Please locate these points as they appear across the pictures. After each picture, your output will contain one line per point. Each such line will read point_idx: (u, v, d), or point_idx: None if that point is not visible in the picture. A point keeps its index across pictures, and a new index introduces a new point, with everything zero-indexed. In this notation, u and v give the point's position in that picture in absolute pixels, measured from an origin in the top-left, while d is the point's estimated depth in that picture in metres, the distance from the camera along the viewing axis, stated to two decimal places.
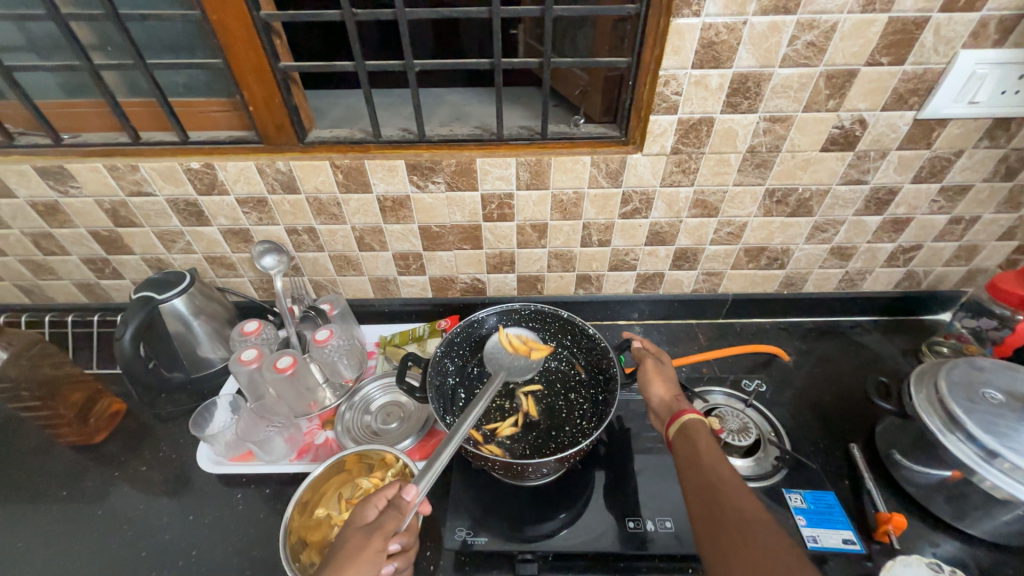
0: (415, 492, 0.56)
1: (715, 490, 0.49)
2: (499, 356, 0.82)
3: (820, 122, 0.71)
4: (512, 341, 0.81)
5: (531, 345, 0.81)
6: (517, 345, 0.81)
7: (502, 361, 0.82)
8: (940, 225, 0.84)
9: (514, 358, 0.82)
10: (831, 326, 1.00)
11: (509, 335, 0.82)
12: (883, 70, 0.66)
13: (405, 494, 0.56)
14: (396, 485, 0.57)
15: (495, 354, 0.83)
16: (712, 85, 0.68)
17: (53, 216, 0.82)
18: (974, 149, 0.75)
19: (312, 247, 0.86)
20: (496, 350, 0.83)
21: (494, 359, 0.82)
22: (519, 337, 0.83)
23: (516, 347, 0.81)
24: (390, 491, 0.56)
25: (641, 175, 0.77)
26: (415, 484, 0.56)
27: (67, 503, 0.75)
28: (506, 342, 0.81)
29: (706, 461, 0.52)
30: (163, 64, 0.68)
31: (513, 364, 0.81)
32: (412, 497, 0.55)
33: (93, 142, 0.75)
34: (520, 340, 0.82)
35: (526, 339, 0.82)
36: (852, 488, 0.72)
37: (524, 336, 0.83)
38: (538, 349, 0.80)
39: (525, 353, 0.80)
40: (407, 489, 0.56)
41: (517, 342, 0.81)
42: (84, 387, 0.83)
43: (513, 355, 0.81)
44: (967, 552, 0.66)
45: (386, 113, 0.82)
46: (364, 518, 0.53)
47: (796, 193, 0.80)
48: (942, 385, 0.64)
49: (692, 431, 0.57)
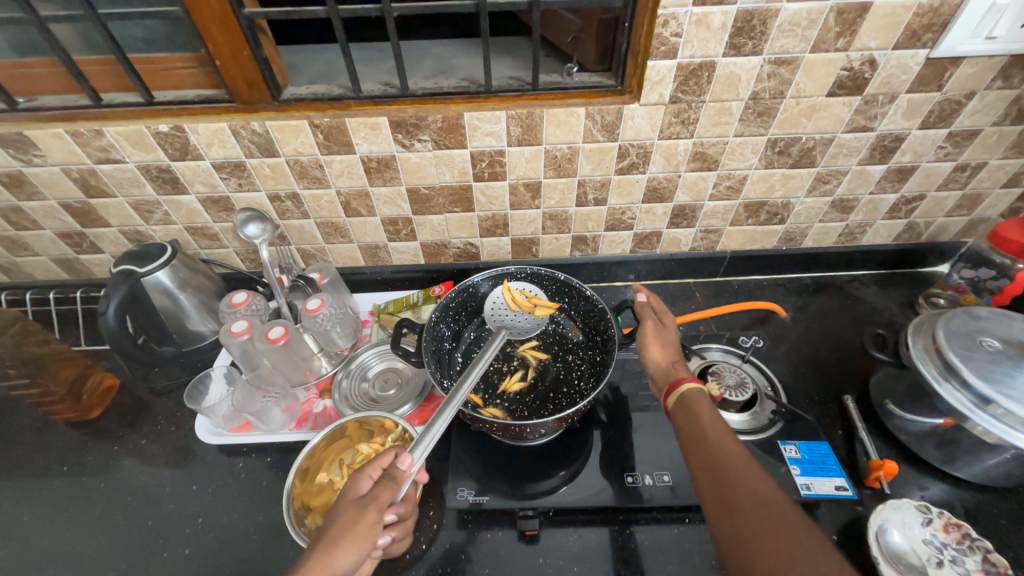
0: (410, 461, 0.55)
1: (724, 468, 0.49)
2: (502, 312, 0.82)
3: (828, 63, 0.67)
4: (516, 298, 0.81)
5: (535, 302, 0.81)
6: (521, 302, 0.81)
7: (506, 318, 0.81)
8: (945, 173, 0.82)
9: (518, 315, 0.81)
10: (829, 281, 0.99)
11: (513, 290, 0.82)
12: (897, 4, 0.62)
13: (399, 463, 0.55)
14: (391, 454, 0.57)
15: (497, 310, 0.82)
16: (714, 25, 0.63)
17: (20, 188, 0.77)
18: (986, 91, 0.71)
19: (297, 214, 0.83)
20: (498, 305, 0.82)
21: (496, 316, 0.82)
22: (524, 293, 0.82)
23: (520, 304, 0.81)
24: (385, 461, 0.56)
25: (638, 126, 0.73)
26: (410, 453, 0.56)
27: (70, 477, 0.75)
28: (509, 299, 0.81)
29: (711, 436, 0.52)
30: (116, 15, 0.62)
31: (517, 321, 0.81)
32: (408, 466, 0.55)
33: (51, 106, 0.69)
34: (524, 296, 0.81)
35: (530, 296, 0.82)
36: (845, 438, 0.74)
37: (528, 291, 0.82)
38: (543, 307, 0.81)
39: (530, 310, 0.81)
40: (402, 458, 0.55)
41: (521, 299, 0.81)
42: (75, 365, 0.85)
43: (516, 312, 0.81)
44: (954, 494, 0.68)
45: (366, 67, 0.77)
46: (358, 490, 0.53)
47: (799, 142, 0.76)
48: (940, 334, 0.64)
49: (691, 401, 0.57)
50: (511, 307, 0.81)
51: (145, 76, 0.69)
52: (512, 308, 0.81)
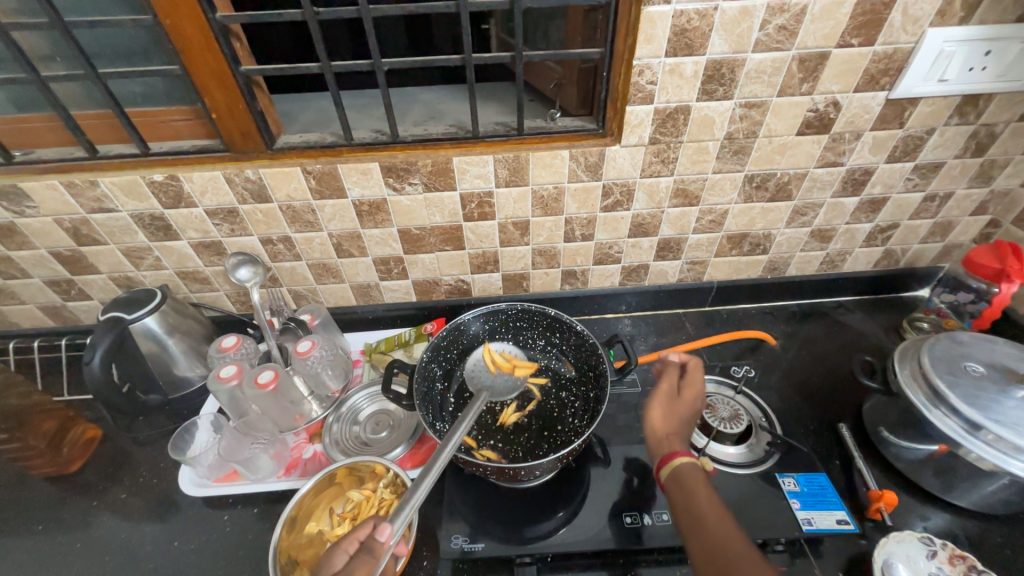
0: (389, 532, 0.51)
1: (723, 554, 0.48)
2: (480, 374, 0.80)
3: (795, 105, 0.71)
4: (496, 359, 0.79)
5: (515, 363, 0.79)
6: (502, 363, 0.79)
7: (485, 381, 0.79)
8: (915, 203, 0.85)
9: (498, 376, 0.79)
10: (815, 308, 1.01)
11: (493, 352, 0.80)
12: (854, 52, 0.66)
13: (379, 535, 0.51)
14: (369, 526, 0.55)
15: (476, 373, 0.80)
16: (686, 73, 0.67)
17: (10, 238, 0.77)
18: (945, 127, 0.76)
19: (288, 256, 0.83)
20: (478, 368, 0.81)
21: (475, 378, 0.79)
22: (503, 355, 0.81)
23: (501, 365, 0.79)
24: (362, 533, 0.54)
25: (620, 167, 0.76)
26: (390, 523, 0.52)
27: (44, 537, 0.71)
28: (490, 359, 0.79)
29: (708, 517, 0.51)
30: (116, 73, 0.65)
31: (495, 382, 0.79)
32: (387, 538, 0.51)
33: (48, 159, 0.71)
34: (505, 356, 0.80)
35: (510, 357, 0.80)
36: (843, 467, 0.73)
37: (508, 353, 0.82)
38: (523, 367, 0.78)
39: (510, 370, 0.78)
40: (382, 529, 0.51)
41: (500, 359, 0.79)
42: (55, 416, 0.81)
43: (496, 373, 0.79)
44: (956, 523, 0.67)
45: (358, 115, 0.80)
46: (332, 567, 0.51)
47: (775, 177, 0.80)
48: (925, 360, 0.65)
49: (685, 476, 0.55)
50: (491, 369, 0.79)
51: (142, 129, 0.71)
52: (491, 371, 0.79)
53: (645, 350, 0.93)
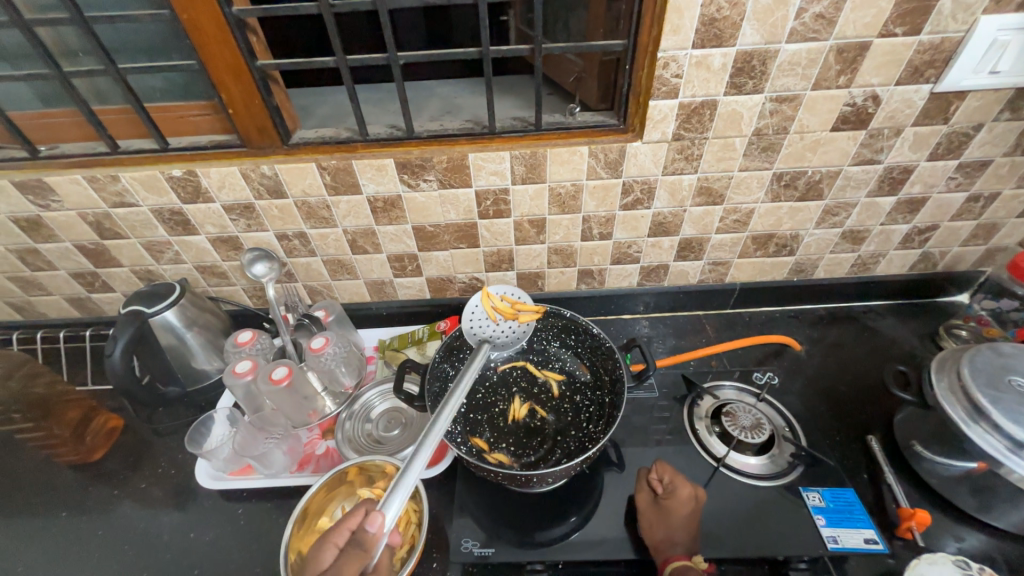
0: (380, 521, 0.50)
1: None
2: (482, 322, 0.77)
3: (831, 99, 0.67)
4: (497, 305, 0.76)
5: (518, 309, 0.76)
6: (504, 309, 0.75)
7: (487, 329, 0.77)
8: (957, 204, 0.80)
9: (499, 323, 0.77)
10: (843, 312, 0.96)
11: (493, 297, 0.76)
12: (897, 42, 0.62)
13: (369, 526, 0.50)
14: (359, 515, 0.55)
15: (477, 322, 0.77)
16: (714, 66, 0.64)
17: (37, 231, 0.79)
18: (994, 123, 0.70)
19: (304, 252, 0.83)
20: (478, 316, 0.77)
21: (476, 329, 0.77)
22: (505, 299, 0.77)
23: (502, 311, 0.76)
24: (353, 522, 0.54)
25: (641, 164, 0.73)
26: (381, 512, 0.50)
27: (68, 523, 0.73)
28: (491, 307, 0.75)
29: None
30: (135, 68, 0.65)
31: (497, 331, 0.78)
32: (379, 528, 0.50)
33: (71, 154, 0.72)
34: (507, 302, 0.76)
35: (513, 301, 0.77)
36: (872, 482, 0.70)
37: (510, 297, 0.77)
38: (527, 313, 0.76)
39: (513, 317, 0.76)
40: (372, 519, 0.50)
41: (503, 305, 0.76)
42: (78, 406, 0.86)
43: (498, 319, 0.76)
44: (994, 545, 0.63)
45: (374, 109, 0.79)
46: (320, 563, 0.52)
47: (805, 175, 0.76)
48: (965, 372, 0.61)
49: None
50: (492, 316, 0.76)
51: (160, 124, 0.72)
52: (492, 316, 0.76)
53: (664, 353, 0.91)
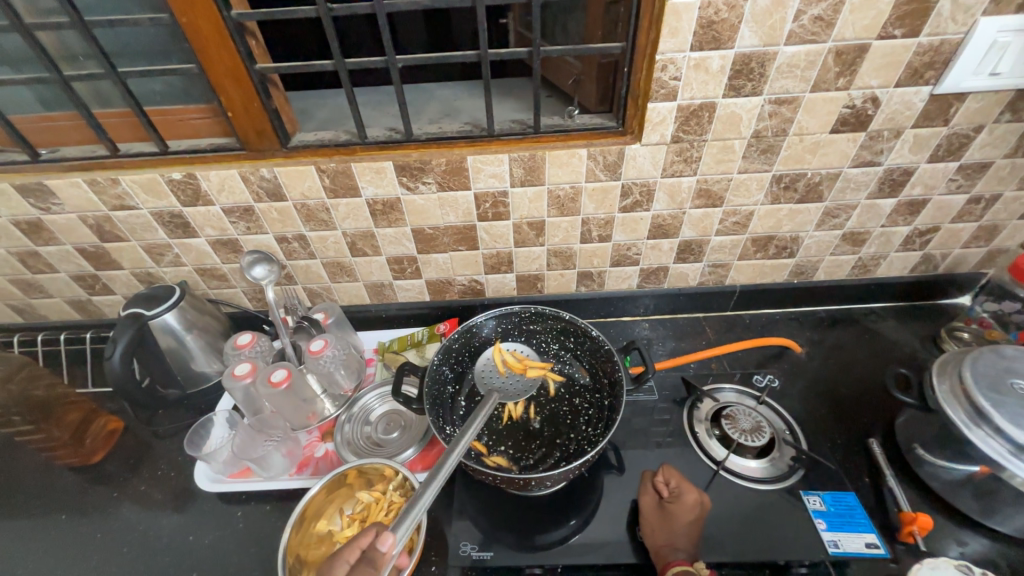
0: (391, 541, 0.49)
1: None
2: (490, 374, 0.79)
3: (830, 101, 0.67)
4: (507, 359, 0.79)
5: (527, 363, 0.79)
6: (512, 363, 0.78)
7: (495, 381, 0.78)
8: (958, 205, 0.80)
9: (507, 376, 0.78)
10: (844, 314, 0.96)
11: (504, 351, 0.79)
12: (897, 44, 0.62)
13: (380, 545, 0.49)
14: (370, 535, 0.54)
15: (486, 372, 0.79)
16: (713, 68, 0.64)
17: (38, 234, 0.80)
18: (995, 124, 0.70)
19: (303, 254, 0.83)
20: (488, 367, 0.80)
21: (484, 380, 0.78)
22: (515, 354, 0.80)
23: (511, 365, 0.78)
24: (364, 541, 0.53)
25: (640, 166, 0.73)
26: (392, 532, 0.50)
27: (68, 526, 0.73)
28: (500, 360, 0.78)
29: None
30: (135, 72, 0.65)
31: (506, 383, 0.78)
32: (390, 548, 0.49)
33: (72, 157, 0.72)
34: (516, 357, 0.79)
35: (521, 357, 0.79)
36: (873, 485, 0.69)
37: (519, 352, 0.80)
38: (536, 368, 0.78)
39: (521, 371, 0.78)
40: (383, 539, 0.49)
41: (511, 359, 0.78)
42: (79, 408, 0.87)
43: (505, 373, 0.78)
44: (997, 550, 0.63)
45: (374, 112, 0.79)
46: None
47: (805, 178, 0.76)
48: (967, 374, 0.61)
49: None
50: (501, 369, 0.78)
51: (160, 127, 0.72)
52: (501, 370, 0.78)
53: (663, 355, 0.90)
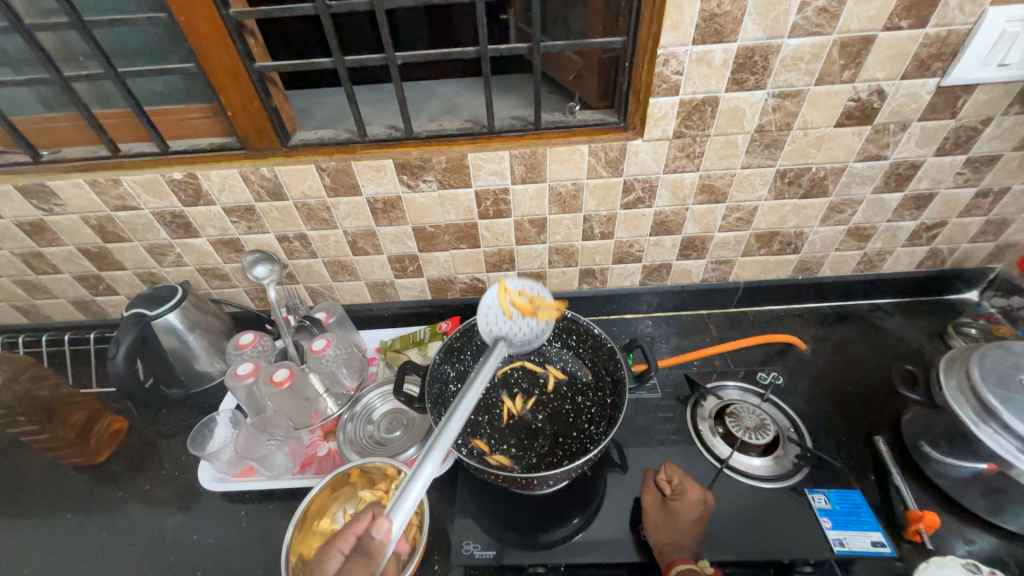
0: (387, 528, 0.48)
1: None
2: (497, 318, 0.72)
3: (835, 94, 0.66)
4: (515, 300, 0.72)
5: (537, 305, 0.72)
6: (522, 305, 0.72)
7: (501, 326, 0.72)
8: (965, 199, 0.79)
9: (516, 321, 0.72)
10: (849, 311, 0.95)
11: (511, 291, 0.72)
12: (903, 35, 0.61)
13: (376, 532, 0.48)
14: (366, 519, 0.52)
15: (493, 319, 0.72)
16: (715, 62, 0.63)
17: (41, 235, 0.80)
18: (1003, 117, 0.69)
19: (304, 253, 0.83)
20: (492, 310, 0.72)
21: (492, 326, 0.72)
22: (523, 293, 0.72)
23: (520, 307, 0.72)
24: (359, 528, 0.52)
25: (642, 162, 0.72)
26: (388, 519, 0.49)
27: (73, 525, 0.74)
28: (507, 301, 0.71)
29: None
30: (134, 72, 0.65)
31: (514, 330, 0.72)
32: (386, 535, 0.48)
33: (73, 158, 0.72)
34: (525, 296, 0.72)
35: (531, 297, 0.73)
36: (879, 483, 0.69)
37: (528, 292, 0.73)
38: (546, 308, 0.72)
39: (531, 313, 0.72)
40: (378, 525, 0.48)
41: (520, 301, 0.72)
42: (83, 408, 0.86)
43: (514, 316, 0.72)
44: (1005, 548, 0.62)
45: (374, 110, 0.78)
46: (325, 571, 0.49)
47: (809, 172, 0.75)
48: (974, 371, 0.60)
49: None
50: (508, 312, 0.72)
51: (161, 127, 0.72)
52: (509, 314, 0.72)
53: (666, 353, 0.90)
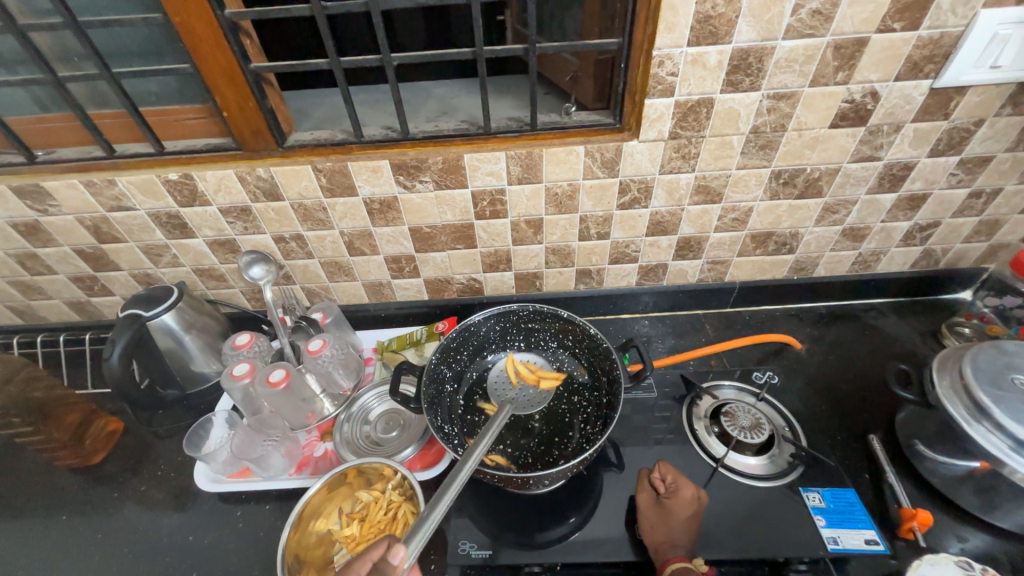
0: (403, 555, 0.47)
1: None
2: (503, 387, 0.79)
3: (829, 96, 0.66)
4: (520, 370, 0.79)
5: (540, 375, 0.78)
6: (525, 374, 0.78)
7: (507, 392, 0.78)
8: (959, 200, 0.79)
9: (519, 389, 0.78)
10: (845, 310, 0.95)
11: (517, 362, 0.80)
12: (896, 37, 0.61)
13: (392, 557, 0.47)
14: (383, 545, 0.50)
15: (499, 385, 0.79)
16: (710, 64, 0.63)
17: (35, 236, 0.80)
18: (996, 118, 0.70)
19: (301, 254, 0.83)
20: (500, 378, 0.80)
21: (497, 391, 0.78)
22: (528, 365, 0.80)
23: (524, 377, 0.78)
24: (376, 554, 0.50)
25: (638, 162, 0.73)
26: (404, 545, 0.47)
27: (69, 526, 0.74)
28: (513, 371, 0.79)
29: None
30: (129, 73, 0.65)
31: (517, 395, 0.77)
32: (401, 562, 0.47)
33: (67, 158, 0.72)
34: (529, 368, 0.79)
35: (534, 368, 0.79)
36: (873, 482, 0.69)
37: (532, 364, 0.81)
38: (548, 379, 0.77)
39: (533, 383, 0.77)
40: (394, 552, 0.47)
41: (524, 371, 0.78)
42: (79, 409, 0.87)
43: (519, 384, 0.78)
44: (998, 546, 0.63)
45: (370, 111, 0.79)
46: None
47: (804, 173, 0.75)
48: (966, 370, 0.60)
49: None
50: (513, 380, 0.78)
51: (156, 127, 0.72)
52: (514, 382, 0.78)
53: (663, 353, 0.90)
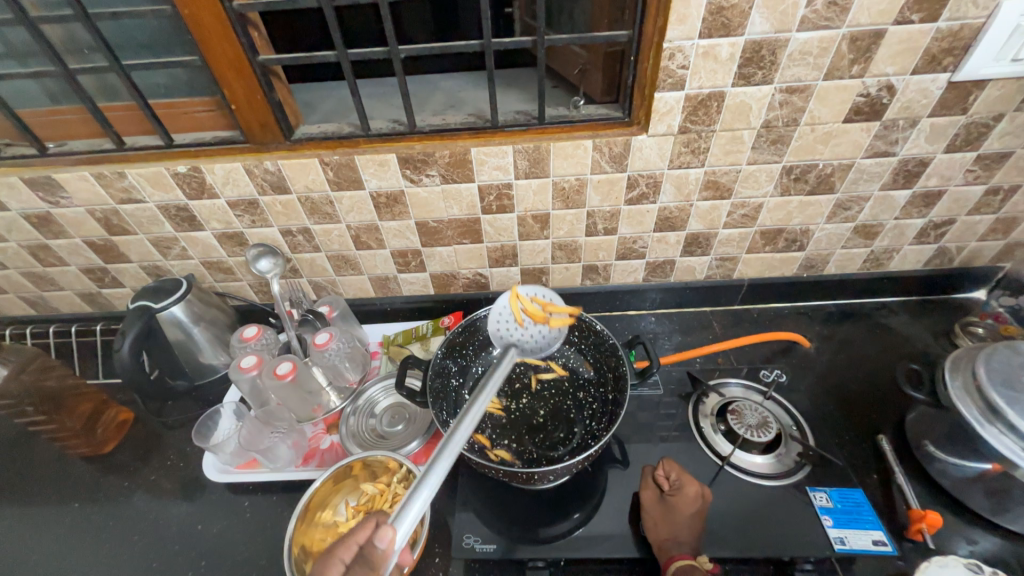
0: (391, 537, 0.44)
1: None
2: (508, 324, 0.72)
3: (844, 90, 0.65)
4: (527, 306, 0.71)
5: (550, 311, 0.70)
6: (534, 312, 0.70)
7: (514, 333, 0.71)
8: (975, 197, 0.78)
9: (527, 327, 0.71)
10: (855, 309, 0.94)
11: (523, 297, 0.71)
12: (914, 29, 0.60)
13: (379, 541, 0.44)
14: (369, 528, 0.51)
15: (505, 325, 0.72)
16: (722, 56, 0.62)
17: (47, 227, 0.80)
18: (1015, 113, 0.68)
19: (308, 247, 0.84)
20: (505, 315, 0.72)
21: (503, 332, 0.72)
22: (535, 300, 0.71)
23: (532, 315, 0.70)
24: (362, 537, 0.50)
25: (646, 157, 0.72)
26: (393, 527, 0.44)
27: (81, 513, 0.75)
28: (518, 307, 0.70)
29: None
30: (139, 65, 0.65)
31: (524, 336, 0.71)
32: (390, 545, 0.44)
33: (78, 151, 0.73)
34: (537, 303, 0.71)
35: (544, 303, 0.71)
36: (882, 482, 0.68)
37: (540, 298, 0.72)
38: (559, 317, 0.70)
39: (544, 321, 0.70)
40: (382, 534, 0.44)
41: (532, 306, 0.70)
42: (88, 399, 0.86)
43: (525, 322, 0.71)
44: (1009, 549, 0.62)
45: (378, 104, 0.78)
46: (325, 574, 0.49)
47: (816, 169, 0.74)
48: (980, 371, 0.59)
49: None
50: (520, 319, 0.71)
51: (165, 120, 0.72)
52: (520, 321, 0.71)
53: (669, 350, 0.90)
